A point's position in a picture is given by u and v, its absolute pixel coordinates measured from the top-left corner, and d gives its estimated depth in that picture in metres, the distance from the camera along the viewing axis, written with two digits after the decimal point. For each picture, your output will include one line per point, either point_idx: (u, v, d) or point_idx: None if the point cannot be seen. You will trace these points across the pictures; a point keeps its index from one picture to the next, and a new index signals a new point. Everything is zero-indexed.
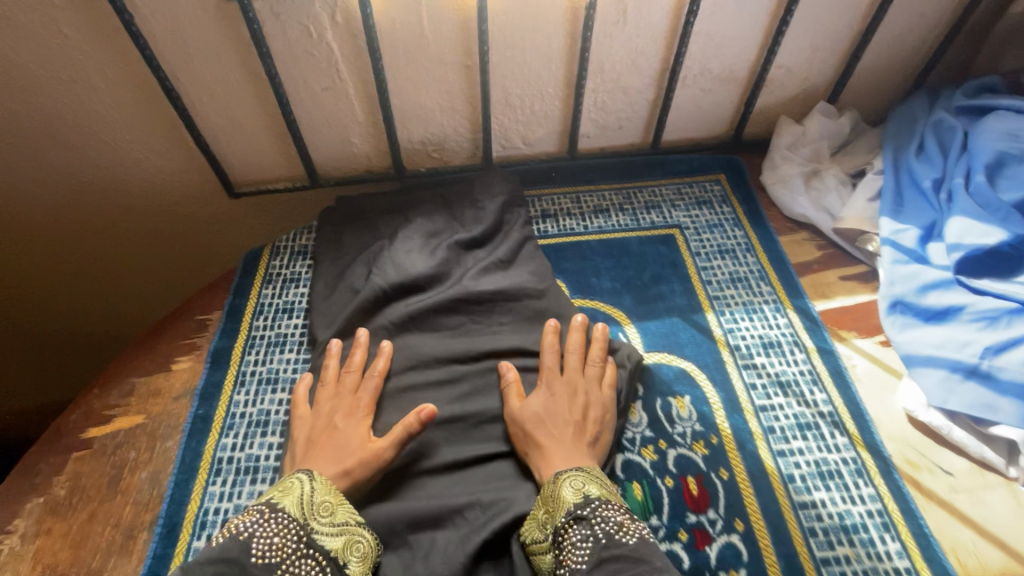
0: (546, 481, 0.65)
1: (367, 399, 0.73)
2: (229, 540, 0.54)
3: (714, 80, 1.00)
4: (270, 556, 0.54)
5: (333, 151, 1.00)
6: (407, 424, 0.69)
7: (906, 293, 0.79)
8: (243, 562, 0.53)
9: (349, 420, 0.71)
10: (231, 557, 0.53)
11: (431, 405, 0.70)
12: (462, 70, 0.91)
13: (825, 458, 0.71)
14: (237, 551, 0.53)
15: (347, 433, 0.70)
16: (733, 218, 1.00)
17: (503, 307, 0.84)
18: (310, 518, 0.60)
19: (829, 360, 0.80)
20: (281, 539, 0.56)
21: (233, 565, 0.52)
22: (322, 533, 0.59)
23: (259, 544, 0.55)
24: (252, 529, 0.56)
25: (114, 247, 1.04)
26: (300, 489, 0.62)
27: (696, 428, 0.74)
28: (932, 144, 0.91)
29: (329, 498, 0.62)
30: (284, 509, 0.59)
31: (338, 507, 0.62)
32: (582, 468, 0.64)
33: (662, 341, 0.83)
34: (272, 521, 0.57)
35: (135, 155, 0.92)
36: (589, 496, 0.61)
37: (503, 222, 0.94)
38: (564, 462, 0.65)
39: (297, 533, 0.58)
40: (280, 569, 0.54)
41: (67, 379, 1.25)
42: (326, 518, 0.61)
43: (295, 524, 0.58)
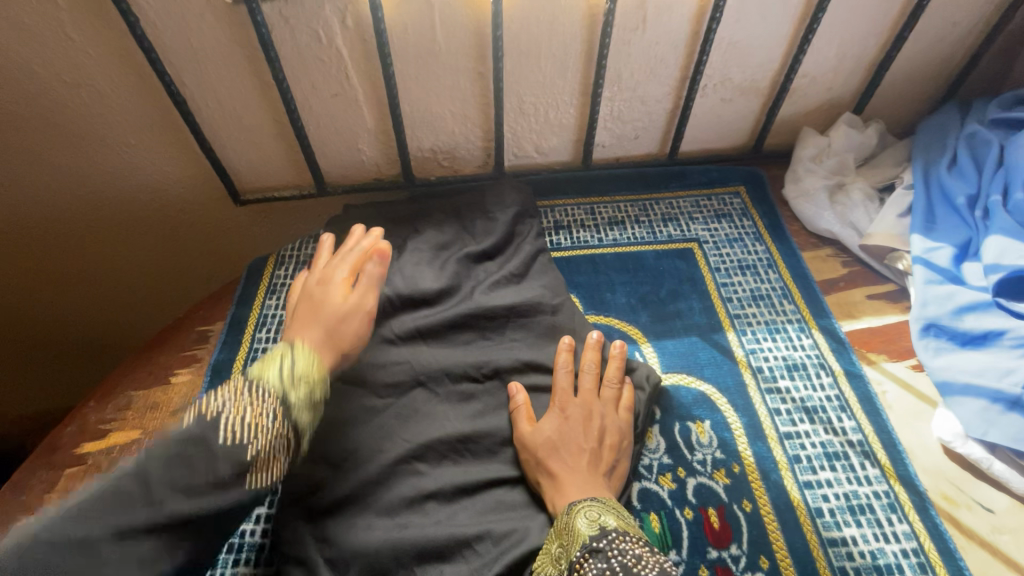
0: (560, 511, 0.61)
1: (348, 268, 0.75)
2: (198, 419, 0.54)
3: (735, 89, 0.96)
4: (239, 434, 0.54)
5: (342, 158, 0.97)
6: (369, 274, 0.74)
7: (940, 315, 0.75)
8: (210, 440, 0.53)
9: (328, 290, 0.72)
10: (199, 436, 0.52)
11: (384, 245, 0.76)
12: (475, 77, 0.88)
13: (855, 491, 0.67)
14: (204, 430, 0.53)
15: (325, 295, 0.71)
16: (753, 232, 0.96)
17: (515, 322, 0.81)
18: (285, 390, 0.59)
19: (857, 385, 0.76)
20: (250, 415, 0.55)
21: (200, 444, 0.52)
22: (297, 406, 0.59)
23: (232, 421, 0.54)
24: (222, 406, 0.55)
25: (116, 254, 1.02)
26: (277, 365, 0.61)
27: (717, 455, 0.70)
28: (965, 157, 0.87)
29: (308, 374, 0.62)
30: (257, 385, 0.58)
31: (315, 383, 0.62)
32: (598, 498, 0.61)
33: (680, 361, 0.80)
34: (244, 395, 0.57)
35: (139, 160, 0.90)
36: (605, 527, 0.57)
37: (515, 233, 0.91)
38: (579, 491, 0.62)
39: (273, 406, 0.57)
40: (253, 443, 0.54)
41: (66, 388, 1.22)
42: (303, 393, 0.60)
43: (272, 398, 0.58)
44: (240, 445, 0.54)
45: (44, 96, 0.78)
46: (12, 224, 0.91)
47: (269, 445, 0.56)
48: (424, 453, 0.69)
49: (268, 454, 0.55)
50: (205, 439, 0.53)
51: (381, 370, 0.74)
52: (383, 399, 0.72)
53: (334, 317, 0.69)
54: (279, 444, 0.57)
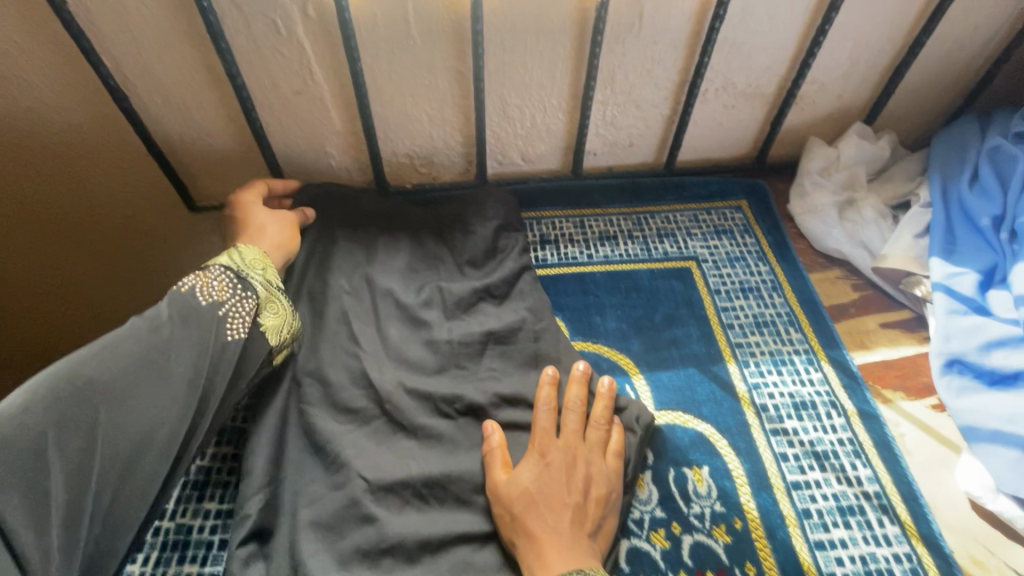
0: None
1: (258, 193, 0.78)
2: (173, 293, 0.58)
3: (739, 95, 0.89)
4: (213, 296, 0.59)
5: (308, 162, 0.89)
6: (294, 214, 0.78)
7: (965, 351, 0.67)
8: (184, 306, 0.57)
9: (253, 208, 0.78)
10: (176, 303, 0.57)
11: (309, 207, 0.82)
12: (455, 76, 0.80)
13: (873, 553, 0.59)
14: (182, 299, 0.58)
15: (257, 217, 0.74)
16: (757, 250, 0.88)
17: (493, 349, 0.72)
18: (244, 269, 0.63)
19: (872, 428, 0.68)
20: (220, 285, 0.60)
21: (175, 308, 0.57)
22: (261, 281, 0.63)
23: (198, 291, 0.59)
24: (190, 281, 0.59)
25: (53, 261, 0.89)
26: (231, 250, 0.64)
27: (716, 508, 0.62)
28: (988, 174, 0.79)
29: (258, 258, 0.65)
30: (218, 264, 0.62)
31: (268, 266, 0.66)
32: (583, 570, 0.52)
33: (676, 397, 0.71)
34: (205, 272, 0.60)
35: (57, 154, 0.78)
36: None
37: (498, 248, 0.83)
38: (561, 555, 0.53)
39: (231, 278, 0.61)
40: (221, 308, 0.59)
41: None
42: (259, 271, 0.64)
43: (230, 272, 0.61)
44: (217, 309, 0.58)
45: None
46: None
47: (234, 310, 0.59)
48: (384, 497, 0.60)
49: (238, 318, 0.60)
50: (179, 306, 0.57)
51: (342, 399, 0.65)
52: (345, 429, 0.64)
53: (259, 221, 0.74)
54: (244, 310, 0.60)
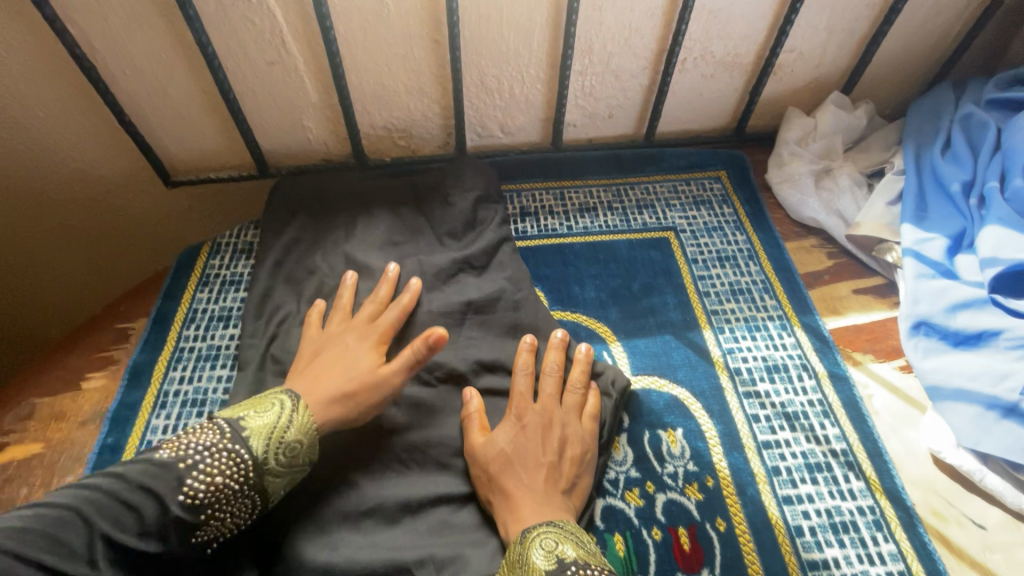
0: (513, 540, 0.53)
1: (383, 327, 0.68)
2: (170, 462, 0.49)
3: (717, 64, 0.88)
4: (203, 498, 0.49)
5: (285, 136, 0.88)
6: (414, 350, 0.63)
7: (932, 313, 0.69)
8: (166, 495, 0.47)
9: (361, 342, 0.66)
10: (158, 490, 0.47)
11: (441, 329, 0.63)
12: (430, 46, 0.79)
13: (838, 507, 0.61)
14: (169, 483, 0.48)
15: (356, 352, 0.64)
16: (734, 219, 0.89)
17: (473, 319, 0.73)
18: (269, 456, 0.53)
19: (841, 389, 0.70)
20: (224, 479, 0.50)
21: (153, 498, 0.47)
22: (275, 476, 0.54)
23: (195, 481, 0.49)
24: (198, 457, 0.50)
25: (28, 240, 0.88)
26: (266, 424, 0.55)
27: (689, 467, 0.64)
28: (960, 141, 0.80)
29: (298, 440, 0.55)
30: (245, 442, 0.52)
31: (303, 451, 0.56)
32: (553, 522, 0.53)
33: (652, 362, 0.73)
34: (219, 453, 0.51)
35: (20, 129, 0.76)
36: (563, 559, 0.49)
37: (476, 219, 0.83)
38: (533, 512, 0.55)
39: (243, 472, 0.51)
40: (211, 508, 0.49)
41: None
42: (285, 460, 0.54)
43: (247, 464, 0.52)
44: (200, 512, 0.48)
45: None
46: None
47: (226, 510, 0.50)
48: (365, 462, 0.61)
49: (227, 518, 0.51)
50: (160, 497, 0.47)
51: None
52: None
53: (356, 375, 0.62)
54: (238, 510, 0.51)
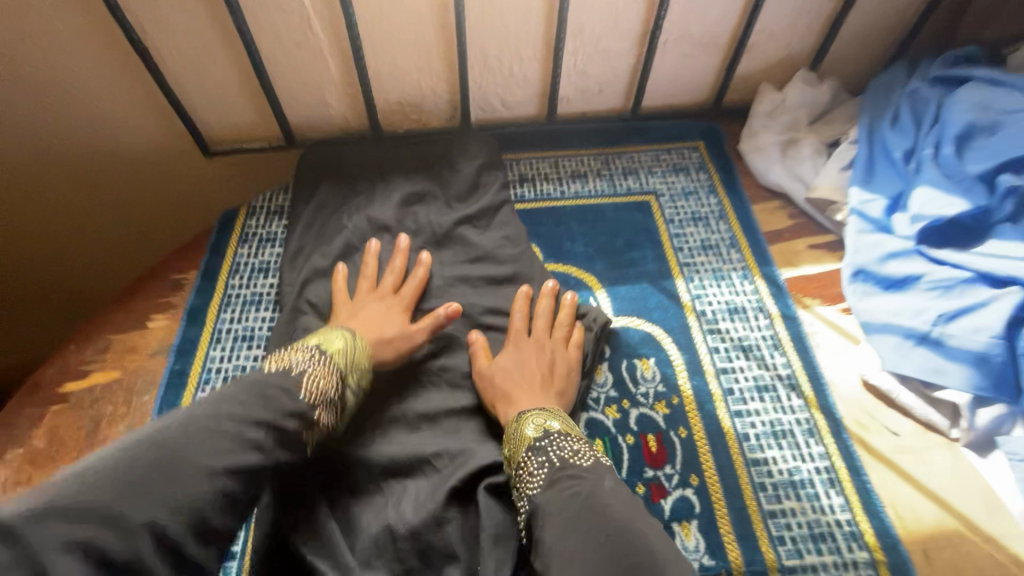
0: (511, 420, 0.67)
1: (407, 297, 0.80)
2: (286, 371, 0.60)
3: (695, 44, 0.99)
4: (317, 398, 0.60)
5: (310, 110, 0.99)
6: (436, 319, 0.76)
7: (868, 262, 0.81)
8: (294, 392, 0.58)
9: (389, 309, 0.78)
10: (288, 387, 0.58)
11: (457, 304, 0.78)
12: (439, 29, 0.89)
13: (780, 418, 0.74)
14: (291, 382, 0.59)
15: (386, 317, 0.76)
16: (709, 184, 1.00)
17: (477, 268, 0.86)
18: (348, 372, 0.66)
19: (791, 326, 0.83)
20: (326, 384, 0.62)
21: (286, 392, 0.57)
22: (351, 388, 0.67)
23: (308, 383, 0.60)
24: (305, 367, 0.61)
25: (90, 203, 1.00)
26: (341, 347, 0.67)
27: (658, 388, 0.77)
28: (906, 114, 0.91)
29: (362, 362, 0.69)
30: (333, 356, 0.65)
31: (364, 372, 0.70)
32: (544, 408, 0.67)
33: (631, 306, 0.85)
34: (318, 365, 0.63)
35: (79, 101, 0.87)
36: (548, 429, 0.64)
37: (480, 184, 0.95)
38: (526, 403, 0.69)
39: (335, 381, 0.64)
40: (321, 406, 0.60)
41: (28, 349, 1.20)
42: (356, 377, 0.68)
43: (336, 375, 0.64)
44: (316, 406, 0.59)
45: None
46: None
47: (328, 411, 0.62)
48: (392, 385, 0.75)
49: (326, 419, 0.62)
50: (293, 393, 0.57)
51: None
52: None
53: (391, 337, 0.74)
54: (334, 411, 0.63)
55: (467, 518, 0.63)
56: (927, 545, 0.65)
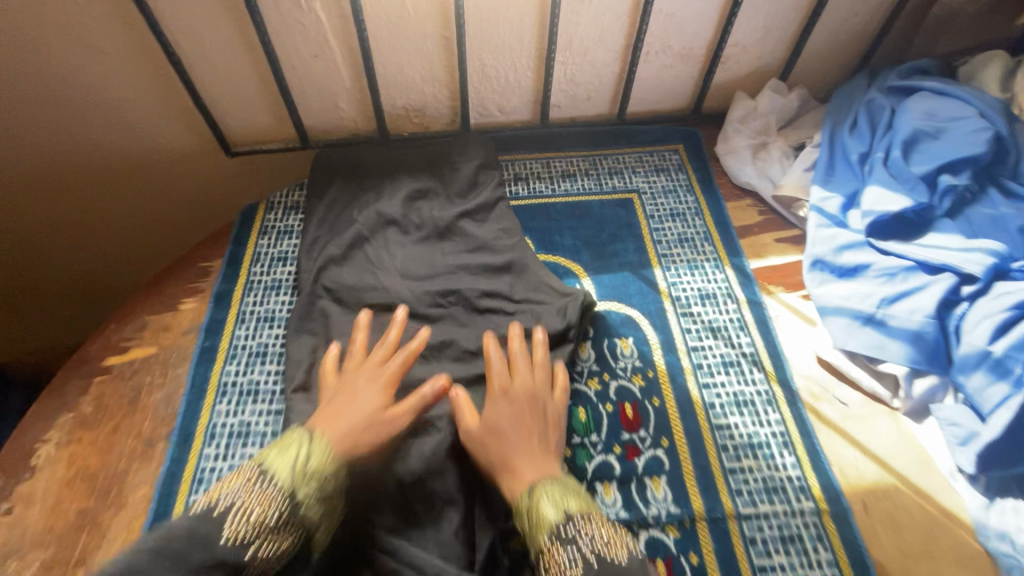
0: (519, 495, 0.66)
1: (394, 370, 0.76)
2: (208, 512, 0.57)
3: (675, 56, 1.08)
4: (246, 535, 0.56)
5: (323, 114, 1.08)
6: (422, 398, 0.74)
7: (825, 252, 0.91)
8: (207, 542, 0.54)
9: (370, 384, 0.74)
10: (203, 535, 0.55)
11: (445, 378, 0.76)
12: (441, 42, 0.99)
13: (742, 390, 0.84)
14: (211, 525, 0.55)
15: (365, 394, 0.72)
16: (686, 184, 1.10)
17: (476, 257, 0.95)
18: (296, 485, 0.61)
19: (756, 310, 0.92)
20: (261, 515, 0.58)
21: (200, 539, 0.54)
22: (308, 501, 0.61)
23: (230, 523, 0.56)
24: (231, 502, 0.58)
25: (122, 198, 1.10)
26: (291, 460, 0.62)
27: (635, 363, 0.86)
28: (863, 120, 1.01)
29: (321, 466, 0.63)
30: (273, 475, 0.61)
31: (330, 474, 0.63)
32: (556, 481, 0.66)
33: (614, 291, 0.95)
34: (252, 491, 0.59)
35: (117, 106, 0.97)
36: (569, 512, 0.62)
37: (478, 182, 1.04)
38: (534, 475, 0.67)
39: (276, 505, 0.59)
40: (255, 541, 0.56)
41: (64, 333, 1.30)
42: (314, 486, 0.62)
43: (279, 498, 0.59)
44: (246, 546, 0.56)
45: (38, 44, 0.86)
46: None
47: (269, 543, 0.57)
48: None
49: (273, 549, 0.58)
50: (209, 535, 0.55)
51: (363, 294, 0.90)
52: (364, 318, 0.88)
53: (369, 417, 0.70)
54: (280, 536, 0.58)
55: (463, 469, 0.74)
56: (866, 499, 0.75)
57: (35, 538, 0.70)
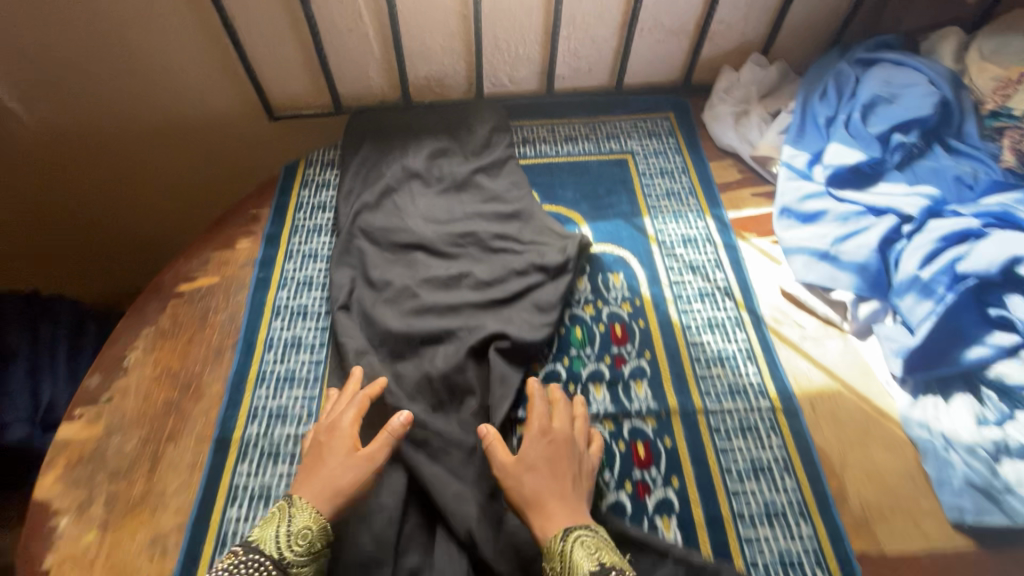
0: (552, 536, 0.67)
1: (348, 422, 0.76)
2: None
3: (667, 32, 1.22)
4: None
5: (355, 83, 1.23)
6: (387, 431, 0.75)
7: (791, 202, 1.05)
8: None
9: (335, 437, 0.75)
10: None
11: (405, 413, 0.77)
12: (460, 18, 1.13)
13: (715, 315, 0.99)
14: None
15: (332, 447, 0.74)
16: (676, 146, 1.24)
17: (490, 205, 1.10)
18: (286, 551, 0.65)
19: (731, 252, 1.07)
20: None
21: None
22: (297, 563, 0.65)
23: None
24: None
25: (182, 154, 1.27)
26: (275, 531, 0.66)
27: (625, 293, 1.01)
28: (831, 88, 1.14)
29: (306, 526, 0.67)
30: (260, 549, 0.65)
31: (316, 534, 0.67)
32: (589, 528, 0.68)
33: (608, 236, 1.10)
34: (241, 563, 0.63)
35: (178, 70, 1.12)
36: (602, 564, 0.64)
37: (491, 143, 1.19)
38: (566, 515, 0.69)
39: (269, 572, 0.63)
40: None
41: (124, 277, 1.48)
42: (301, 547, 0.66)
43: (269, 564, 0.63)
44: None
45: (121, 15, 1.01)
46: (48, 118, 1.14)
47: None
48: (426, 285, 0.99)
49: None
50: None
51: (392, 233, 1.05)
52: (393, 254, 1.04)
53: (337, 466, 0.72)
54: None
55: (482, 370, 0.88)
56: (814, 400, 0.89)
57: (133, 418, 0.86)
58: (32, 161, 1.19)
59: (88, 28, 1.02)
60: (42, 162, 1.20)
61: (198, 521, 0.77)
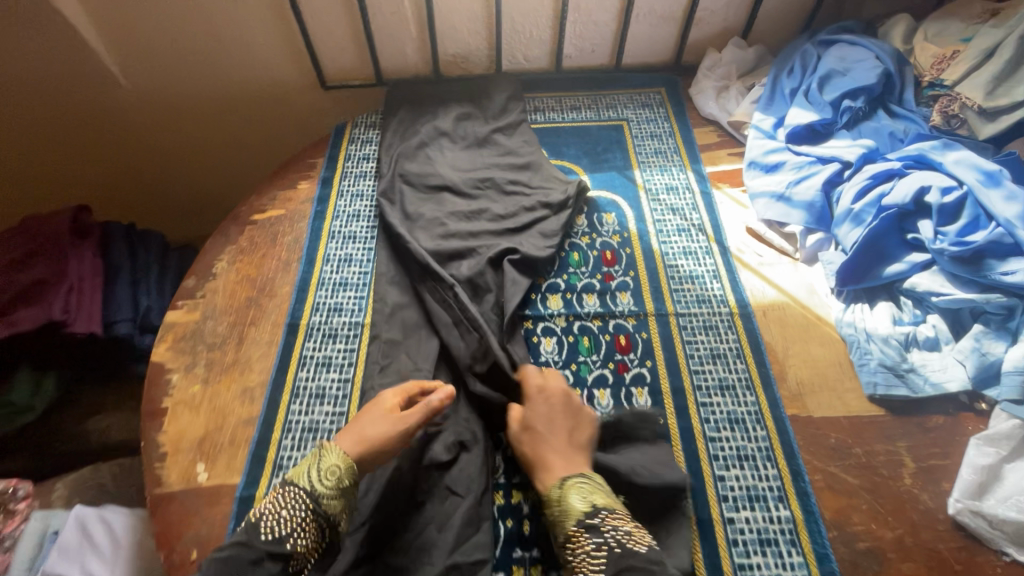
0: (552, 484, 0.81)
1: (392, 396, 0.89)
2: (249, 524, 0.74)
3: (659, 17, 1.44)
4: (279, 532, 0.74)
5: (395, 59, 1.46)
6: (428, 403, 0.87)
7: (757, 155, 1.26)
8: (248, 541, 0.72)
9: (377, 404, 0.88)
10: (245, 542, 0.72)
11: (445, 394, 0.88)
12: (483, 3, 1.37)
13: (690, 245, 1.20)
14: (251, 531, 0.73)
15: (372, 410, 0.87)
16: (665, 115, 1.45)
17: (506, 157, 1.32)
18: (318, 485, 0.78)
19: (706, 197, 1.28)
20: (291, 513, 0.76)
21: (243, 543, 0.72)
22: (328, 495, 0.78)
23: (266, 523, 0.74)
24: (263, 511, 0.76)
25: (249, 116, 1.52)
26: (308, 469, 0.80)
27: (616, 228, 1.23)
28: (798, 64, 1.35)
29: (334, 465, 0.80)
30: (296, 484, 0.78)
31: (343, 471, 0.80)
32: (585, 478, 0.81)
33: (604, 184, 1.31)
34: (281, 497, 0.77)
35: (252, 45, 1.36)
36: (595, 505, 0.78)
37: (508, 109, 1.42)
38: (564, 468, 0.83)
39: (303, 502, 0.77)
40: (289, 531, 0.74)
41: (196, 220, 1.75)
42: (331, 481, 0.79)
43: (302, 496, 0.77)
44: (282, 541, 0.73)
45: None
46: (142, 83, 1.39)
47: (302, 537, 0.75)
48: (454, 216, 1.21)
49: (304, 539, 0.75)
50: (249, 541, 0.72)
51: (425, 176, 1.27)
52: (426, 193, 1.26)
53: (372, 424, 0.85)
54: (310, 525, 0.76)
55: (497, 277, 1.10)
56: (766, 308, 1.10)
57: (222, 310, 1.09)
58: (129, 118, 1.45)
59: (186, 9, 1.26)
60: (133, 120, 1.46)
61: (277, 379, 1.00)
